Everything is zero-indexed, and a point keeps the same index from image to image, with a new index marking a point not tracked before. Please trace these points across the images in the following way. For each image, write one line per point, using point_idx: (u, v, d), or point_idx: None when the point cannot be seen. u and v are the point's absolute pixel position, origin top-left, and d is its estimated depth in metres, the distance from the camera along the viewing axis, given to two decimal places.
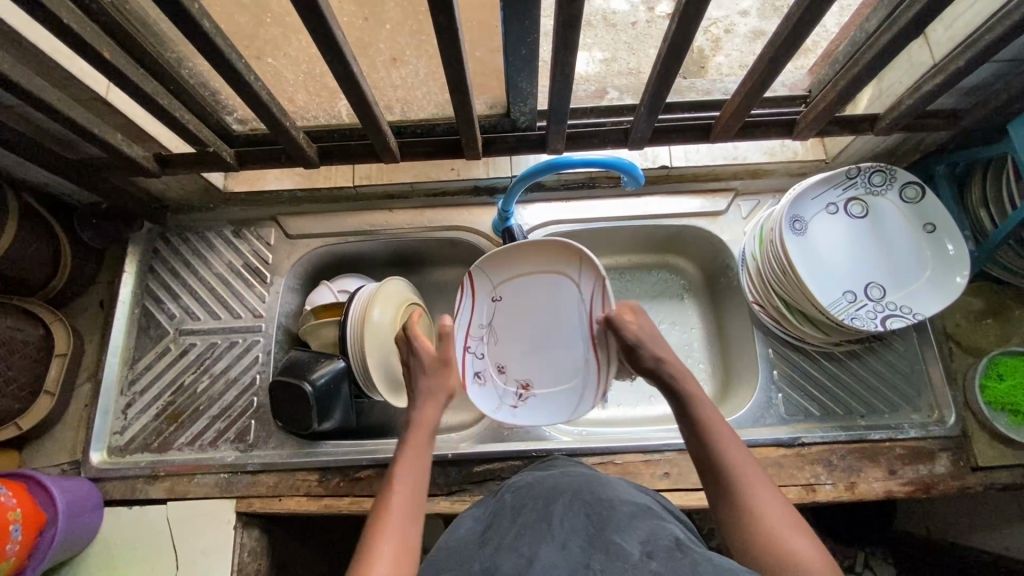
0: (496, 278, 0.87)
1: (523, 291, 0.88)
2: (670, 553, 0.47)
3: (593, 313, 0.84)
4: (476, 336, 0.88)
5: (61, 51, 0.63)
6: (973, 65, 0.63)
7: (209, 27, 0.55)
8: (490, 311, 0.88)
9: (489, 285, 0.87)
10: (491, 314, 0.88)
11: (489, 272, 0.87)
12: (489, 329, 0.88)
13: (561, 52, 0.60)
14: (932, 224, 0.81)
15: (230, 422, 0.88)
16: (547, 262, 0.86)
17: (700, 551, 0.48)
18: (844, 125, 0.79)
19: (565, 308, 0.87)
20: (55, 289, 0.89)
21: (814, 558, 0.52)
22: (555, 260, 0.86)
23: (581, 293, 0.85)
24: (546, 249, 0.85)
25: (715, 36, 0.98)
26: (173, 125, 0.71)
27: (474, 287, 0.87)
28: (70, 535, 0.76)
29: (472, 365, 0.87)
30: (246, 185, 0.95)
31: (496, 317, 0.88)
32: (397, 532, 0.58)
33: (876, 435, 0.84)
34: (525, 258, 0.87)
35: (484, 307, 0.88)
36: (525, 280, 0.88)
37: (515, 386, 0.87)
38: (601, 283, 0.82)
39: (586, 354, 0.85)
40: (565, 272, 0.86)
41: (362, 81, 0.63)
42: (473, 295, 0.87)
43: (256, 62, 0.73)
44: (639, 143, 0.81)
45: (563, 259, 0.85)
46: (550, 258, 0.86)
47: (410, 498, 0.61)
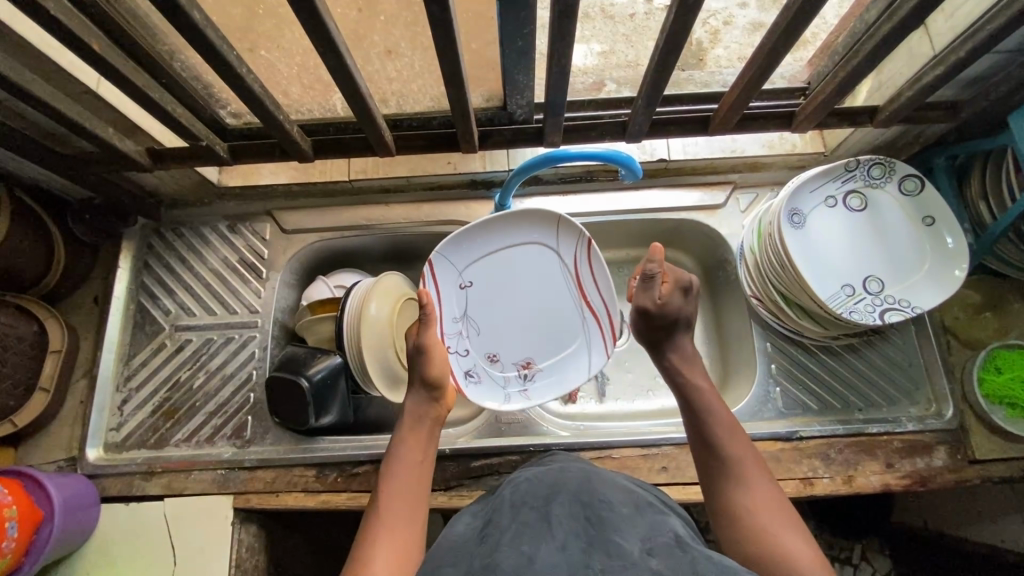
0: (460, 264, 0.86)
1: (489, 273, 0.88)
2: (670, 551, 0.48)
3: (578, 275, 0.88)
4: (455, 331, 0.87)
5: (50, 45, 0.62)
6: (974, 55, 0.63)
7: (199, 18, 0.54)
8: (460, 299, 0.87)
9: (454, 273, 0.86)
10: (462, 303, 0.88)
11: (452, 260, 0.86)
12: (464, 319, 0.88)
13: (558, 43, 0.59)
14: (931, 217, 0.81)
15: (227, 417, 0.88)
16: (515, 236, 0.87)
17: (699, 549, 0.49)
18: (843, 118, 0.79)
19: (545, 277, 0.89)
20: (49, 285, 0.88)
21: (813, 561, 0.54)
22: (519, 230, 0.87)
23: (561, 257, 0.88)
24: (511, 224, 0.87)
25: (713, 28, 0.96)
26: (165, 119, 0.70)
27: (438, 279, 0.86)
28: (67, 531, 0.76)
29: (462, 364, 0.87)
30: (240, 179, 0.94)
31: (468, 306, 0.88)
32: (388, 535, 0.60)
33: (873, 428, 0.84)
34: (488, 237, 0.86)
35: (453, 296, 0.87)
36: (490, 260, 0.88)
37: (514, 367, 0.88)
38: (585, 243, 0.86)
39: (580, 318, 0.89)
40: (536, 242, 0.88)
41: (356, 73, 0.63)
42: (439, 287, 0.86)
43: (249, 55, 0.70)
44: (637, 135, 0.80)
45: (530, 230, 0.87)
46: (515, 232, 0.87)
47: (404, 503, 0.63)
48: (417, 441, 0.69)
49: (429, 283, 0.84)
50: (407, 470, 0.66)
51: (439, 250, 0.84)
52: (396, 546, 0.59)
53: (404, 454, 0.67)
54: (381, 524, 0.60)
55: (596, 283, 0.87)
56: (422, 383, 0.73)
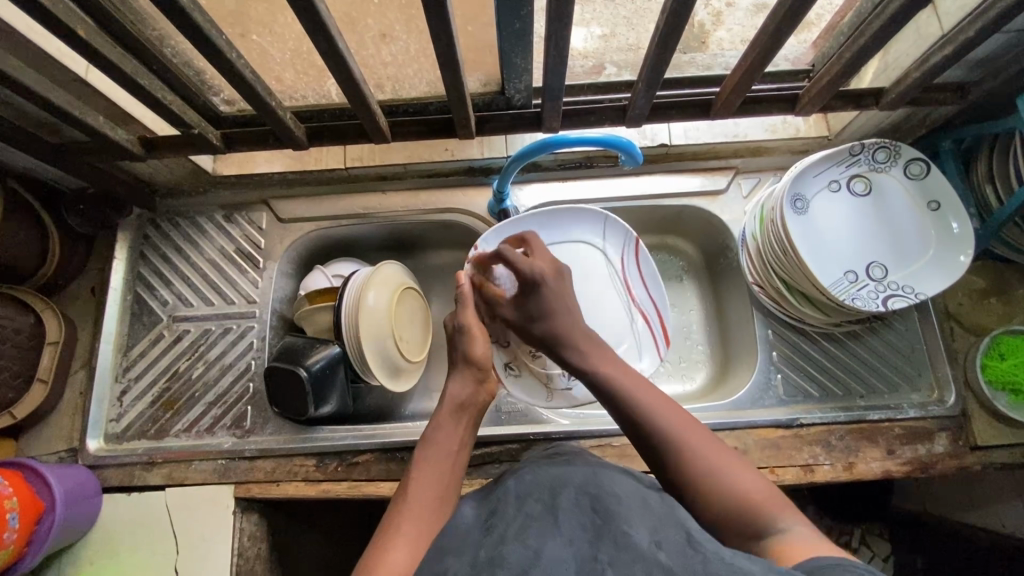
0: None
1: None
2: (682, 548, 0.46)
3: (627, 277, 0.89)
4: None
5: (37, 32, 0.61)
6: (983, 34, 0.61)
7: (186, 1, 0.52)
8: None
9: None
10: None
11: (496, 254, 0.85)
12: None
13: (555, 24, 0.57)
14: (936, 201, 0.79)
15: (226, 408, 0.87)
16: (555, 236, 0.88)
17: (713, 546, 0.47)
18: (848, 100, 0.77)
19: (594, 275, 0.88)
20: (45, 276, 0.88)
21: (765, 495, 0.54)
22: (559, 224, 0.88)
23: (606, 256, 0.89)
24: (551, 223, 0.88)
25: (716, 9, 0.91)
26: (156, 107, 0.69)
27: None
28: (69, 522, 0.76)
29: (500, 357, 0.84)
30: (236, 168, 0.94)
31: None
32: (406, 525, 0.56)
33: (875, 415, 0.83)
34: (525, 234, 0.86)
35: None
36: (548, 253, 0.87)
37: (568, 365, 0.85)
38: (632, 240, 0.88)
39: (631, 319, 0.88)
40: (572, 238, 0.88)
41: (349, 58, 0.61)
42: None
43: (241, 40, 0.69)
44: (638, 120, 0.79)
45: (564, 228, 0.88)
46: (559, 230, 0.88)
47: (429, 495, 0.60)
48: (455, 428, 0.67)
49: (465, 272, 0.83)
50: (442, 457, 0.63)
51: (483, 244, 0.84)
52: (418, 535, 0.56)
53: (442, 439, 0.65)
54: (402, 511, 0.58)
55: (644, 283, 0.88)
56: (466, 364, 0.72)
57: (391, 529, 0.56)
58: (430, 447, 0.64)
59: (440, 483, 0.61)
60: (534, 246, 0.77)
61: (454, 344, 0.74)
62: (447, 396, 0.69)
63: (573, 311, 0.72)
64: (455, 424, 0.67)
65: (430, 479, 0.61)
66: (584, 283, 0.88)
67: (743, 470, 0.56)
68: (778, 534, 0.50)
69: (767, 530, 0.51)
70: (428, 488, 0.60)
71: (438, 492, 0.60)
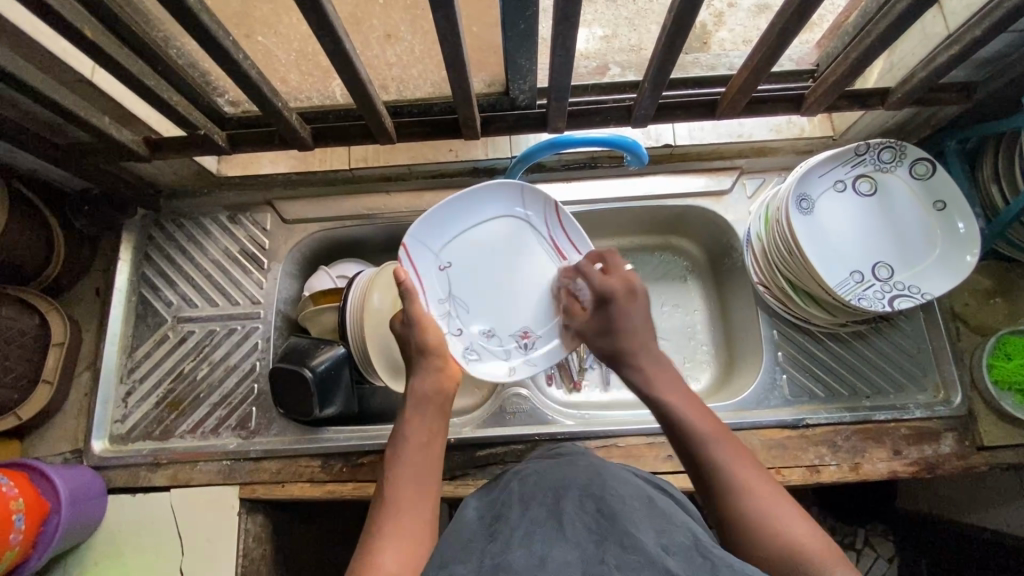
0: (434, 246, 0.81)
1: (466, 249, 0.83)
2: (689, 552, 0.47)
3: (554, 239, 0.86)
4: (445, 313, 0.81)
5: (43, 33, 0.61)
6: (990, 34, 0.61)
7: (194, 2, 0.53)
8: (443, 282, 0.82)
9: (431, 256, 0.81)
10: (445, 286, 0.82)
11: (425, 242, 0.80)
12: (452, 299, 0.82)
13: (562, 25, 0.57)
14: (942, 201, 0.79)
15: (231, 409, 0.87)
16: (481, 215, 0.83)
17: (719, 550, 0.47)
18: (853, 100, 0.77)
19: (521, 243, 0.85)
20: (50, 277, 0.88)
21: (817, 543, 0.51)
22: (475, 200, 0.82)
23: (530, 220, 0.85)
24: (473, 201, 0.82)
25: (717, 10, 0.91)
26: (162, 108, 0.69)
27: (414, 264, 0.80)
28: (75, 523, 0.76)
29: (458, 346, 0.81)
30: (240, 169, 0.95)
31: (454, 286, 0.82)
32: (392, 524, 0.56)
33: (881, 415, 0.83)
34: (445, 214, 0.81)
35: (436, 279, 0.81)
36: (470, 235, 0.83)
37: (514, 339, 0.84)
38: (553, 208, 0.84)
39: (562, 273, 0.86)
40: (485, 211, 0.83)
41: (355, 59, 0.61)
42: (417, 269, 0.80)
43: (247, 41, 0.69)
44: (643, 120, 0.78)
45: (481, 203, 0.83)
46: (477, 208, 0.83)
47: (408, 489, 0.59)
48: (423, 418, 0.67)
49: (406, 267, 0.78)
50: (413, 450, 0.64)
51: (411, 234, 0.79)
52: (407, 532, 0.56)
53: (412, 430, 0.65)
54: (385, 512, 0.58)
55: (570, 242, 0.85)
56: (420, 353, 0.72)
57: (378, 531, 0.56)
58: (400, 442, 0.64)
59: (419, 476, 0.61)
60: (613, 263, 0.80)
61: (407, 338, 0.74)
62: (410, 391, 0.69)
63: (648, 331, 0.74)
64: (421, 415, 0.67)
65: (407, 473, 0.61)
66: (507, 252, 0.84)
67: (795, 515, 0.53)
68: None
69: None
70: (409, 483, 0.60)
71: (414, 485, 0.60)
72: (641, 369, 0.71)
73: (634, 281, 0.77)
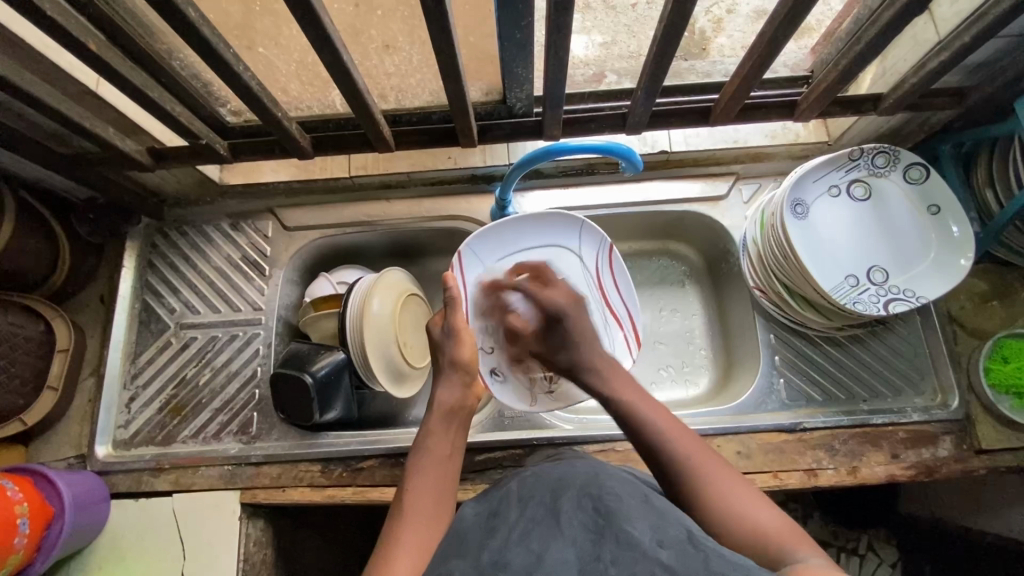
0: (488, 260, 0.87)
1: (516, 272, 0.88)
2: (682, 545, 0.47)
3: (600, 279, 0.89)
4: (480, 327, 0.86)
5: (49, 46, 0.62)
6: (979, 40, 0.62)
7: (195, 16, 0.54)
8: (486, 296, 0.87)
9: (481, 268, 0.86)
10: (490, 300, 0.87)
11: (480, 254, 0.86)
12: (490, 316, 0.87)
13: (555, 34, 0.58)
14: (936, 205, 0.80)
15: (233, 414, 0.88)
16: (532, 241, 0.88)
17: (713, 542, 0.47)
18: (847, 106, 0.78)
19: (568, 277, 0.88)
20: (55, 285, 0.89)
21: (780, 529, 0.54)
22: (540, 233, 0.88)
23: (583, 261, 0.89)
24: (524, 228, 0.87)
25: (716, 17, 0.90)
26: (164, 118, 0.70)
27: (465, 274, 0.86)
28: (78, 527, 0.77)
29: (487, 363, 0.85)
30: (242, 177, 0.96)
31: (494, 303, 0.87)
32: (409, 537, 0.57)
33: (878, 419, 0.83)
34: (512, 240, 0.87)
35: (480, 292, 0.87)
36: (521, 259, 0.88)
37: (540, 371, 0.87)
38: (606, 249, 0.88)
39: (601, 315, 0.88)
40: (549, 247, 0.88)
41: (353, 70, 0.62)
42: (466, 280, 0.85)
43: (247, 53, 0.70)
44: (638, 126, 0.80)
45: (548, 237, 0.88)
46: (530, 234, 0.87)
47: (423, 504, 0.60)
48: (446, 432, 0.67)
49: (456, 273, 0.84)
50: (436, 462, 0.64)
51: (468, 243, 0.85)
52: (422, 546, 0.57)
53: (435, 445, 0.66)
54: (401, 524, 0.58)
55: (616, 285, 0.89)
56: (452, 367, 0.72)
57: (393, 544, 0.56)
58: (419, 457, 0.65)
59: (437, 490, 0.62)
60: (548, 281, 0.82)
61: (442, 348, 0.74)
62: (437, 401, 0.69)
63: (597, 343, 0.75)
64: (446, 429, 0.67)
65: (424, 490, 0.61)
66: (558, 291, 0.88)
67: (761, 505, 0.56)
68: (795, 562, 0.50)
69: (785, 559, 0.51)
70: (426, 497, 0.61)
71: (434, 500, 0.61)
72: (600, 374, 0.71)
73: (564, 299, 0.79)
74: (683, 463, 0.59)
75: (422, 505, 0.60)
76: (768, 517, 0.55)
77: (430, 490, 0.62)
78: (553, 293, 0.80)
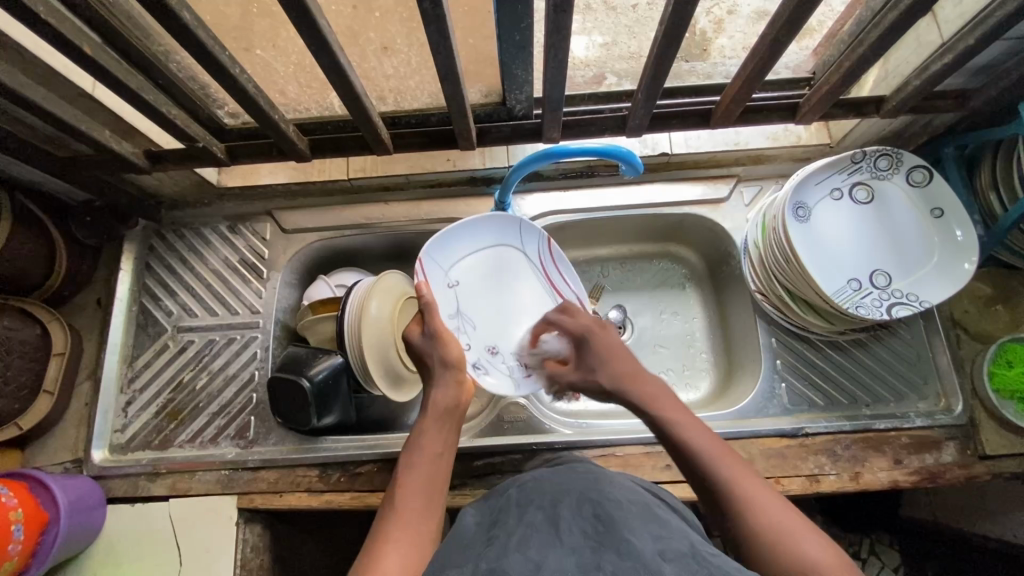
0: (444, 266, 0.83)
1: (471, 272, 0.85)
2: (685, 558, 0.46)
3: (546, 269, 0.89)
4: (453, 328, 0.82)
5: (43, 48, 0.62)
6: (984, 42, 0.61)
7: (190, 18, 0.53)
8: (449, 299, 0.83)
9: (441, 273, 0.82)
10: (453, 302, 0.83)
11: (438, 260, 0.82)
12: (459, 316, 0.83)
13: (555, 36, 0.58)
14: (940, 209, 0.79)
15: (230, 418, 0.88)
16: (481, 238, 0.86)
17: (716, 555, 0.47)
18: (849, 108, 0.77)
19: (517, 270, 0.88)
20: (52, 288, 0.89)
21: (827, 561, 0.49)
22: (476, 231, 0.85)
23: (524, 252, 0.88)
24: (482, 226, 0.85)
25: (716, 18, 0.90)
26: (160, 121, 0.69)
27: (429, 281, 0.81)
28: (74, 532, 0.76)
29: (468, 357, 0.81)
30: (240, 180, 0.94)
31: (457, 304, 0.83)
32: (399, 539, 0.56)
33: (881, 424, 0.82)
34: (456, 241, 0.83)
35: (444, 296, 0.82)
36: (472, 257, 0.85)
37: (514, 356, 0.85)
38: (546, 242, 0.87)
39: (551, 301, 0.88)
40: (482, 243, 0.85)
41: (351, 72, 0.62)
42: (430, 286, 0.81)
43: (244, 54, 0.70)
44: (638, 129, 0.79)
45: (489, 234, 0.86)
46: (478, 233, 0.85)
47: (415, 505, 0.59)
48: (439, 431, 0.65)
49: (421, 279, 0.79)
50: (426, 461, 0.63)
51: (426, 251, 0.80)
52: (409, 546, 0.55)
53: (429, 444, 0.64)
54: (391, 524, 0.57)
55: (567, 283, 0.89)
56: (444, 367, 0.70)
57: (383, 544, 0.55)
58: (411, 454, 0.63)
59: (427, 489, 0.60)
60: (574, 310, 0.79)
61: (426, 352, 0.72)
62: (431, 400, 0.68)
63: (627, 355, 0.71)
64: (439, 428, 0.66)
65: (415, 489, 0.60)
66: (517, 284, 0.88)
67: (803, 530, 0.52)
68: None
69: None
70: (416, 495, 0.60)
71: (425, 501, 0.59)
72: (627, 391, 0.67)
73: (588, 319, 0.76)
74: (729, 486, 0.56)
75: (411, 503, 0.59)
76: (818, 544, 0.51)
77: (422, 489, 0.60)
78: (581, 319, 0.76)
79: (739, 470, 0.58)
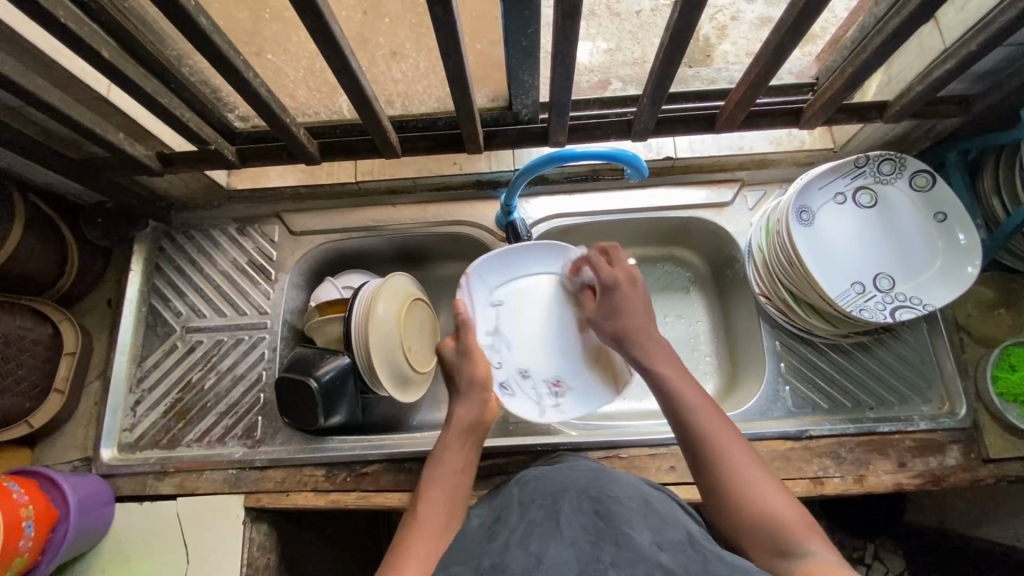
0: (490, 285, 0.88)
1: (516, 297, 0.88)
2: (682, 548, 0.49)
3: None
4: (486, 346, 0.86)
5: (61, 52, 0.63)
6: (986, 48, 0.62)
7: (205, 23, 0.55)
8: (491, 317, 0.87)
9: (486, 292, 0.87)
10: (493, 320, 0.87)
11: (483, 279, 0.87)
12: (495, 336, 0.87)
13: (562, 42, 0.59)
14: (943, 213, 0.80)
15: (237, 418, 0.89)
16: (529, 265, 0.88)
17: (713, 548, 0.49)
18: (852, 114, 0.78)
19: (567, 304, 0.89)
20: (63, 288, 0.90)
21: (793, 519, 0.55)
22: (526, 260, 0.88)
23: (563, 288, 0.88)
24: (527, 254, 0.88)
25: (720, 24, 0.91)
26: (173, 123, 0.71)
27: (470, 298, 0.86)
28: (83, 530, 0.77)
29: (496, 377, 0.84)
30: (249, 182, 0.97)
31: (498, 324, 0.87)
32: (420, 549, 0.57)
33: (885, 427, 0.83)
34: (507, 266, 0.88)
35: (485, 314, 0.87)
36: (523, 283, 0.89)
37: (547, 386, 0.85)
38: None
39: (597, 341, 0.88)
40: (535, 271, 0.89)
41: (362, 76, 0.63)
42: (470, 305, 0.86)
43: (256, 58, 0.71)
44: (643, 134, 0.80)
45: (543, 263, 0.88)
46: (531, 260, 0.88)
47: (437, 517, 0.61)
48: (461, 448, 0.68)
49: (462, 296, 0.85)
50: (449, 475, 0.65)
51: (474, 267, 0.85)
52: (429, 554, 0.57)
53: (450, 461, 0.66)
54: (411, 534, 0.59)
55: None
56: (472, 386, 0.73)
57: (403, 553, 0.57)
58: (433, 468, 0.66)
59: (448, 503, 0.63)
60: (615, 257, 0.79)
61: (457, 368, 0.75)
62: (455, 418, 0.70)
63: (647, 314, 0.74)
64: (462, 444, 0.68)
65: (437, 502, 0.62)
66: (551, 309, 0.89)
67: (773, 489, 0.57)
68: (804, 559, 0.52)
69: (792, 553, 0.53)
70: (438, 507, 0.62)
71: (445, 514, 0.62)
72: (642, 344, 0.71)
73: (625, 270, 0.77)
74: (706, 442, 0.60)
75: (433, 517, 0.61)
76: (783, 501, 0.56)
77: (444, 503, 0.62)
78: (617, 269, 0.77)
79: (719, 422, 0.62)
